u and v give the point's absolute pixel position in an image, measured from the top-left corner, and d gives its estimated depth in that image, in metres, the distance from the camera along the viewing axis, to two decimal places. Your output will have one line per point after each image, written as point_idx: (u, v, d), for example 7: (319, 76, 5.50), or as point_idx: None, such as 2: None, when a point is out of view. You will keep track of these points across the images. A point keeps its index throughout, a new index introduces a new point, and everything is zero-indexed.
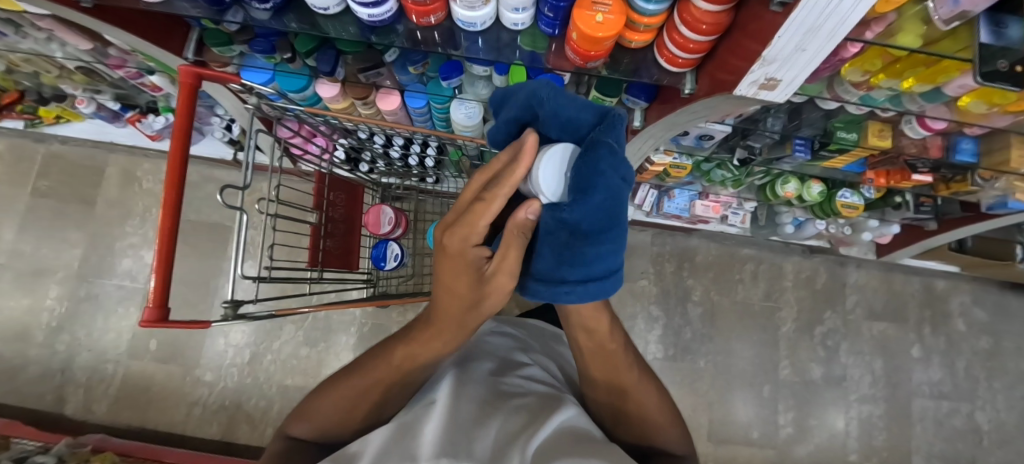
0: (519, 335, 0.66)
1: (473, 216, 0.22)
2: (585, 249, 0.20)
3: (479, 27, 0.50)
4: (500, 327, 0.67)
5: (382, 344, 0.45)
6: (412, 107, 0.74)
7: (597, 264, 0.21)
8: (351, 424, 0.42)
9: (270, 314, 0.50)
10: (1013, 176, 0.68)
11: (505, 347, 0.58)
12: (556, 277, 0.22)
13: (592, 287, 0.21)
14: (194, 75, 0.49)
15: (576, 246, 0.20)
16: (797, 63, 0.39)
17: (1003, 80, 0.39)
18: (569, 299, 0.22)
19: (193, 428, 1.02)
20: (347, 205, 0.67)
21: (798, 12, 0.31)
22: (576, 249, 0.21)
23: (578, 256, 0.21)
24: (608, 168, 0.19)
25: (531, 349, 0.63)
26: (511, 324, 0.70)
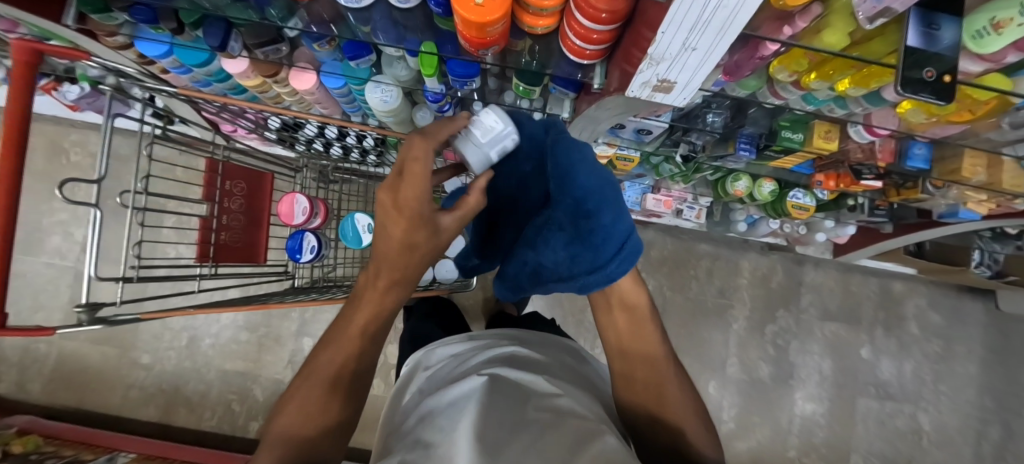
0: (533, 343, 0.52)
1: (416, 173, 0.26)
2: (601, 220, 0.27)
3: (363, 3, 0.43)
4: (510, 337, 0.53)
5: (325, 348, 0.36)
6: (331, 88, 0.67)
7: (617, 228, 0.28)
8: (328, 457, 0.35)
9: (138, 317, 0.47)
10: (964, 186, 0.65)
11: (527, 359, 0.44)
12: (592, 261, 0.28)
13: (630, 245, 0.28)
14: (31, 51, 0.42)
15: (592, 225, 0.27)
16: (689, 65, 0.34)
17: (925, 91, 0.33)
18: (620, 268, 0.29)
19: (131, 408, 1.03)
20: (247, 196, 0.62)
21: (679, 1, 0.26)
22: (595, 224, 0.27)
23: (600, 228, 0.27)
24: (576, 156, 0.29)
25: (549, 355, 0.49)
26: (529, 335, 0.55)
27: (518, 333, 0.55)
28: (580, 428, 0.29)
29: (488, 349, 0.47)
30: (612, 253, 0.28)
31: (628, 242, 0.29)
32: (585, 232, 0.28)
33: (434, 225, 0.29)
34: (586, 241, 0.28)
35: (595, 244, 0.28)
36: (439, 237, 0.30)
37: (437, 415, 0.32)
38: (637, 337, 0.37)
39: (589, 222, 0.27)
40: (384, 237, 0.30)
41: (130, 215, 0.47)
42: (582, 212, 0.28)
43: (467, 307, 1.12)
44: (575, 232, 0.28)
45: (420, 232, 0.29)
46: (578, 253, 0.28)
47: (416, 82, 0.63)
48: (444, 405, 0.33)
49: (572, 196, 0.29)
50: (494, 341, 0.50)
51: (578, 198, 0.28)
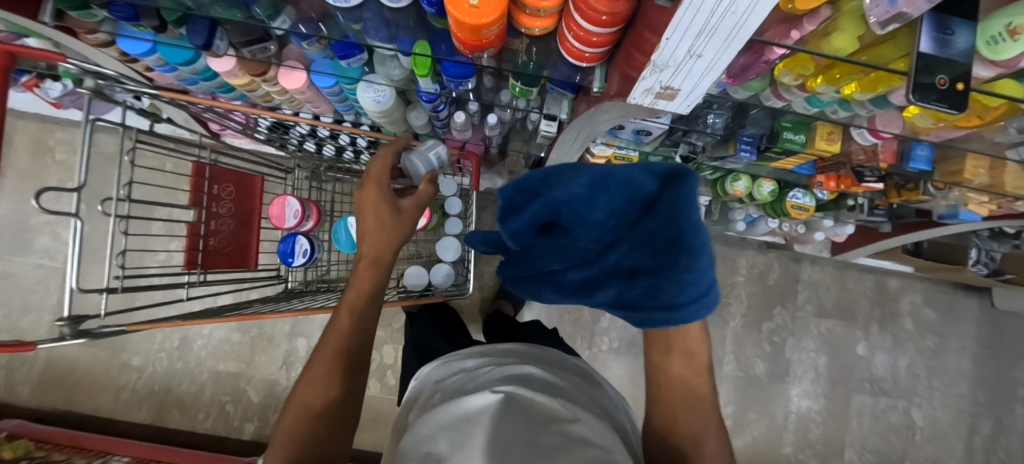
0: (551, 361, 0.48)
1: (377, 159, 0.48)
2: (698, 262, 0.23)
3: (351, 2, 0.41)
4: (518, 351, 0.49)
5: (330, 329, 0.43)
6: (322, 87, 0.65)
7: (707, 274, 0.24)
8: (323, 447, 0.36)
9: (123, 329, 0.46)
10: (966, 188, 0.64)
11: (539, 380, 0.40)
12: (672, 307, 0.25)
13: (712, 296, 0.25)
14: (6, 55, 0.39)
15: (688, 262, 0.23)
16: (693, 73, 0.33)
17: (937, 101, 0.32)
18: (699, 315, 0.25)
19: (123, 410, 1.03)
20: (237, 200, 0.60)
21: (686, 6, 0.25)
22: (691, 264, 0.23)
23: (694, 271, 0.23)
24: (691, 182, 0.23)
25: (565, 376, 0.44)
26: (541, 353, 0.50)
27: (533, 349, 0.51)
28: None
29: (501, 365, 0.43)
30: (696, 301, 0.24)
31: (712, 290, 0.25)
32: (676, 268, 0.23)
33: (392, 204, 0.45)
34: (672, 288, 0.24)
35: (679, 293, 0.24)
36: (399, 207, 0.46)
37: (446, 435, 0.30)
38: (691, 376, 0.36)
39: (684, 268, 0.23)
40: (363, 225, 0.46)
41: (113, 223, 0.46)
42: (680, 250, 0.23)
43: (464, 307, 1.12)
44: (661, 271, 0.24)
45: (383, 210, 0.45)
46: (658, 283, 0.25)
47: (409, 82, 0.61)
48: (454, 422, 0.31)
49: (669, 232, 0.24)
50: (504, 356, 0.46)
51: (678, 230, 0.23)
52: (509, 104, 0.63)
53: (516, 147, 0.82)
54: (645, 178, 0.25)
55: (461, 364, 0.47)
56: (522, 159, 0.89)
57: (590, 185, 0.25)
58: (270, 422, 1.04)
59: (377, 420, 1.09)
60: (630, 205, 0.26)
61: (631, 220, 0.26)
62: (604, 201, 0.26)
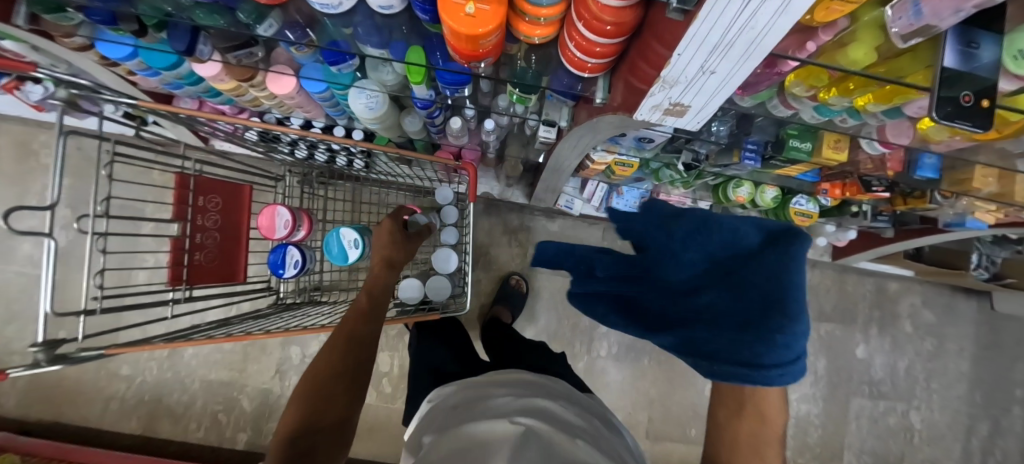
0: (571, 397, 0.45)
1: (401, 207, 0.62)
2: (796, 328, 0.28)
3: (339, 9, 0.39)
4: (533, 381, 0.46)
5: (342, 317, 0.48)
6: (312, 92, 0.62)
7: (798, 345, 0.28)
8: (329, 415, 0.40)
9: (102, 352, 0.45)
10: (973, 196, 0.63)
11: (552, 414, 0.38)
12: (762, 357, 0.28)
13: (797, 367, 0.28)
14: None
15: (785, 323, 0.28)
16: (704, 89, 0.31)
17: (963, 118, 0.30)
18: (781, 381, 0.28)
19: (112, 420, 1.01)
20: (224, 213, 0.58)
21: (701, 22, 0.24)
22: (790, 328, 0.28)
23: (789, 334, 0.28)
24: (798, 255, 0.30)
25: (581, 412, 0.42)
26: (558, 387, 0.47)
27: (545, 379, 0.48)
28: None
29: (518, 394, 0.41)
30: (786, 363, 0.28)
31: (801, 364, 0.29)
32: (772, 324, 0.28)
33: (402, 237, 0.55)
34: (764, 340, 0.28)
35: (772, 345, 0.28)
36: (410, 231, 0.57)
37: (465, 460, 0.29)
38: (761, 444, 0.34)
39: (784, 325, 0.28)
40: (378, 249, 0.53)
41: (89, 240, 0.43)
42: (781, 311, 0.29)
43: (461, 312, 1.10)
44: (755, 321, 0.29)
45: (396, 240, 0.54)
46: (749, 340, 0.29)
47: (402, 88, 0.59)
48: (478, 445, 0.31)
49: (771, 289, 0.30)
50: (518, 384, 0.45)
51: (788, 289, 0.29)
52: (506, 110, 0.60)
53: (514, 152, 0.80)
54: (753, 235, 0.32)
55: (476, 391, 0.44)
56: (520, 163, 0.86)
57: (701, 229, 0.34)
58: (264, 430, 1.02)
59: (372, 428, 1.07)
60: (731, 255, 0.33)
61: (730, 272, 0.32)
62: (708, 245, 0.33)
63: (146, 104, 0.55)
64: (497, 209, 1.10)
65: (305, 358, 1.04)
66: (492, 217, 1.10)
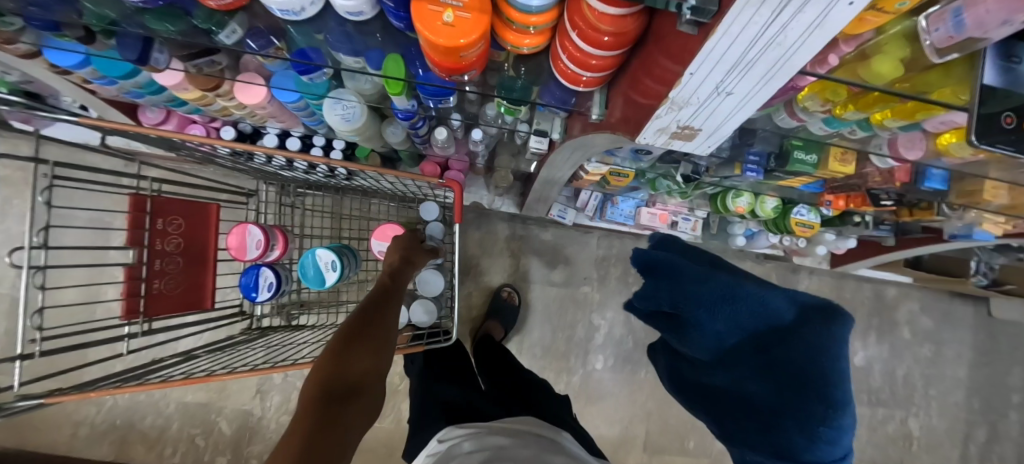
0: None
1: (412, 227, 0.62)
2: (842, 423, 0.38)
3: (303, 15, 0.35)
4: (539, 435, 0.43)
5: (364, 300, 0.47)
6: (285, 102, 0.57)
7: (844, 439, 0.39)
8: (358, 368, 0.38)
9: (42, 401, 0.39)
10: (982, 209, 0.61)
11: None
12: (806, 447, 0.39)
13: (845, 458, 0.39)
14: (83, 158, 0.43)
15: (825, 414, 0.38)
16: (717, 111, 0.28)
17: (1002, 142, 0.28)
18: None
19: (81, 448, 0.96)
20: (187, 236, 0.53)
21: (719, 39, 0.20)
22: (837, 424, 0.38)
23: (836, 428, 0.38)
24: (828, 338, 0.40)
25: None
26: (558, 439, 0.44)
27: (558, 433, 0.45)
28: None
29: (537, 451, 0.39)
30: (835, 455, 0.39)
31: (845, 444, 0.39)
32: (820, 419, 0.38)
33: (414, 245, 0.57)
34: (814, 433, 0.38)
35: (819, 435, 0.38)
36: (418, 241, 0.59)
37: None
38: None
39: (833, 420, 0.38)
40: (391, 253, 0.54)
41: (25, 276, 0.38)
42: (831, 408, 0.39)
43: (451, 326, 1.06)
44: (794, 399, 0.39)
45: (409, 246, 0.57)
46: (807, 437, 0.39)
47: (382, 97, 0.55)
48: None
49: (809, 372, 0.39)
50: (537, 440, 0.41)
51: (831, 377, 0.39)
52: (495, 119, 0.56)
53: (505, 163, 0.76)
54: (785, 311, 0.43)
55: (496, 438, 0.40)
56: (511, 173, 0.82)
57: (734, 304, 0.45)
58: (244, 454, 0.97)
59: (359, 449, 1.03)
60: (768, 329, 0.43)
61: (765, 344, 0.43)
62: (740, 323, 0.44)
63: (89, 121, 0.49)
64: (488, 218, 1.06)
65: (287, 377, 0.99)
66: (483, 227, 1.06)
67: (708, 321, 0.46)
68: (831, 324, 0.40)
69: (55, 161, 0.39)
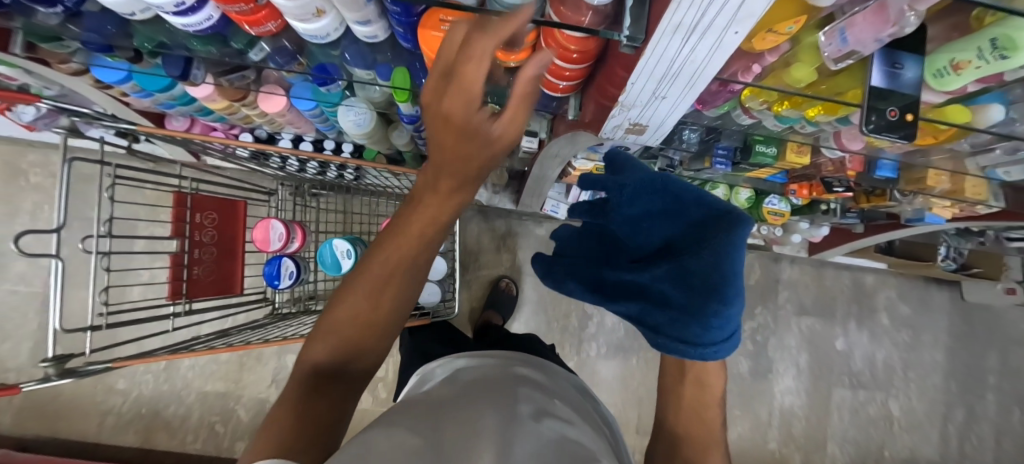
0: (556, 379, 0.44)
1: (464, 81, 0.20)
2: (730, 312, 0.32)
3: (328, 38, 0.42)
4: (508, 354, 0.47)
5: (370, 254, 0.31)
6: (302, 110, 0.64)
7: (730, 324, 0.33)
8: (370, 338, 0.31)
9: (108, 365, 0.46)
10: (928, 195, 0.68)
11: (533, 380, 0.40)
12: (709, 330, 0.33)
13: (728, 343, 0.35)
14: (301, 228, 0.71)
15: (721, 310, 0.31)
16: (660, 109, 0.37)
17: (891, 130, 0.35)
18: (715, 355, 0.35)
19: (108, 436, 1.02)
20: (219, 228, 0.60)
21: (647, 58, 0.28)
22: (725, 314, 0.32)
23: (724, 316, 0.32)
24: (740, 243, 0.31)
25: (559, 384, 0.43)
26: (527, 357, 0.48)
27: (533, 358, 0.49)
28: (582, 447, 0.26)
29: (507, 364, 0.42)
30: (720, 339, 0.34)
31: (734, 323, 0.33)
32: (709, 313, 0.32)
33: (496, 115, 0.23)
34: (704, 323, 0.32)
35: (710, 317, 0.32)
36: (467, 136, 0.23)
37: (471, 410, 0.26)
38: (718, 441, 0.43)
39: (719, 310, 0.32)
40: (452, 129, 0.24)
41: (95, 259, 0.45)
42: (718, 300, 0.31)
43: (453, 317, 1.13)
44: (694, 298, 0.32)
45: (469, 143, 0.24)
46: (696, 329, 0.33)
47: (389, 104, 0.62)
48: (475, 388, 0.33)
49: (712, 275, 0.31)
50: (499, 365, 0.42)
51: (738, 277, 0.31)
52: None
53: (500, 162, 0.83)
54: (699, 208, 0.35)
55: (460, 362, 0.43)
56: (506, 172, 0.89)
57: (652, 190, 0.36)
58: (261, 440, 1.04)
59: None
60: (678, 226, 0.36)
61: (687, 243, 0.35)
62: (652, 207, 0.36)
63: (142, 129, 0.60)
64: (486, 215, 1.13)
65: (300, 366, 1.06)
66: (482, 224, 1.13)
67: (624, 208, 0.37)
68: (734, 228, 0.31)
69: (117, 163, 0.47)
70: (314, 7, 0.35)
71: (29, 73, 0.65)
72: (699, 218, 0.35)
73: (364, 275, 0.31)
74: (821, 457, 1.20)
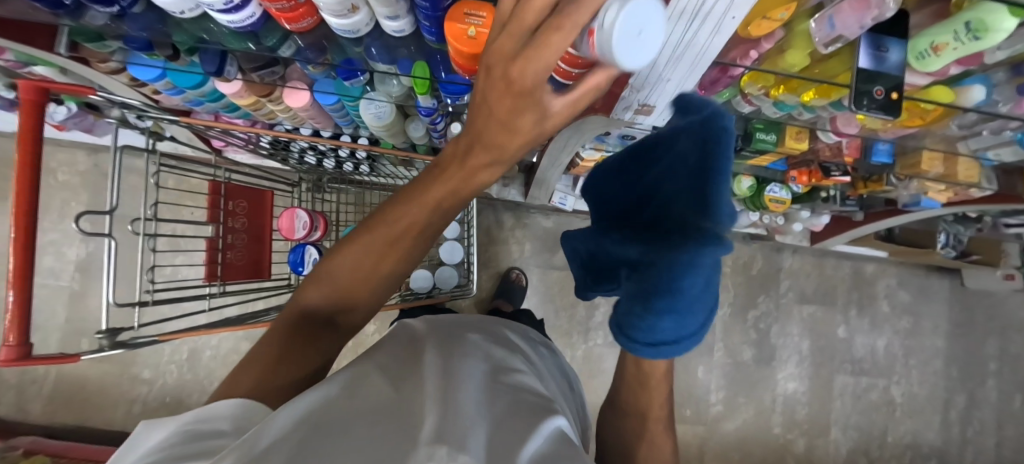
0: (526, 352, 0.47)
1: (542, 52, 0.17)
2: (658, 322, 0.30)
3: (358, 33, 0.45)
4: (488, 319, 0.51)
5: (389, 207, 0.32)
6: (324, 104, 0.68)
7: (660, 334, 0.31)
8: (364, 292, 0.34)
9: (155, 339, 0.50)
10: (923, 179, 0.71)
11: (509, 344, 0.45)
12: (650, 327, 0.31)
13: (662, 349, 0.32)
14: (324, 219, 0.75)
15: (651, 313, 0.31)
16: (665, 91, 0.40)
17: (877, 108, 0.38)
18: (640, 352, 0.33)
19: (133, 424, 1.06)
20: (250, 215, 0.64)
21: (656, 43, 0.32)
22: (654, 319, 0.30)
23: (651, 322, 0.31)
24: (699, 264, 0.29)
25: (534, 357, 0.48)
26: (508, 327, 0.53)
27: (509, 323, 0.54)
28: (532, 406, 0.30)
29: (488, 331, 0.45)
30: (656, 341, 0.32)
31: (673, 331, 0.31)
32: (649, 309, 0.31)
33: (543, 110, 0.21)
34: (639, 316, 0.32)
35: (648, 308, 0.31)
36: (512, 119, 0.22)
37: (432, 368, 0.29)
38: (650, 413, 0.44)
39: (650, 309, 0.31)
40: (486, 115, 0.22)
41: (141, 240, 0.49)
42: (654, 300, 0.30)
43: (463, 307, 1.16)
44: (645, 282, 0.32)
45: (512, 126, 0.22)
46: (632, 316, 0.33)
47: (407, 97, 0.66)
48: (446, 343, 0.36)
49: (664, 269, 0.30)
50: (463, 325, 0.43)
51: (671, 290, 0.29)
52: None
53: None
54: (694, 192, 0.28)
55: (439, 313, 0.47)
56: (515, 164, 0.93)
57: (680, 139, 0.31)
58: None
59: None
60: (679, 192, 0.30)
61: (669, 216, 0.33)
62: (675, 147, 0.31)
63: (185, 121, 0.66)
64: (495, 208, 1.17)
65: None
66: (490, 217, 1.17)
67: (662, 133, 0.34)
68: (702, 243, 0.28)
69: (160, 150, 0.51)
70: (350, 3, 0.39)
71: (66, 74, 0.72)
72: (684, 199, 0.29)
73: (377, 229, 0.32)
74: (824, 442, 1.22)
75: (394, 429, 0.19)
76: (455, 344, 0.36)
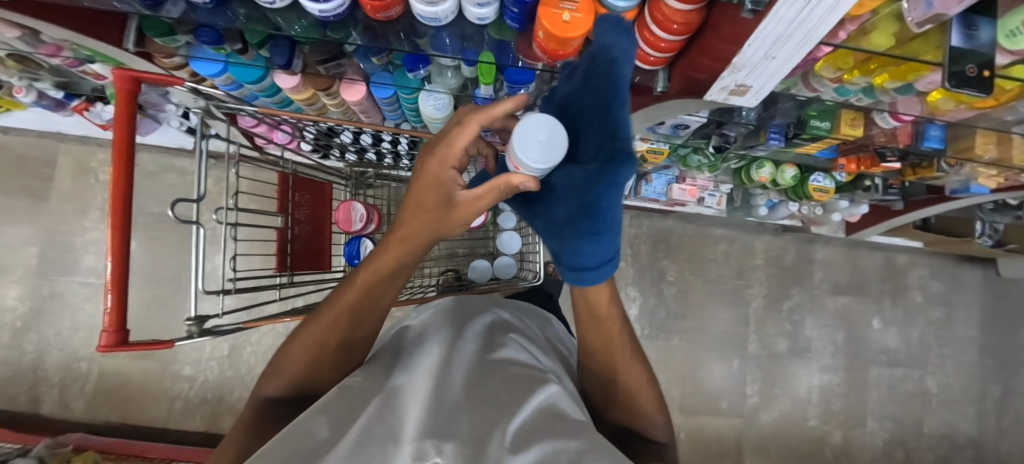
0: (519, 328, 0.48)
1: (450, 139, 0.29)
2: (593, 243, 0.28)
3: (443, 21, 0.46)
4: (477, 300, 0.54)
5: (334, 292, 0.40)
6: (380, 98, 0.69)
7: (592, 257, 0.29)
8: (322, 367, 0.38)
9: (238, 326, 0.50)
10: (976, 164, 0.71)
11: (501, 323, 0.47)
12: (572, 251, 0.29)
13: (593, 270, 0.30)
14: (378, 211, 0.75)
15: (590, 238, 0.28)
16: (764, 70, 0.41)
17: (971, 85, 0.38)
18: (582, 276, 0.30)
19: (176, 421, 1.07)
20: (312, 207, 0.66)
21: (768, 22, 0.32)
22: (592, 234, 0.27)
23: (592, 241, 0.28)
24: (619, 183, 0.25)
25: (526, 329, 0.51)
26: (501, 304, 0.55)
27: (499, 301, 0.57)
28: (527, 376, 0.31)
29: (477, 311, 0.48)
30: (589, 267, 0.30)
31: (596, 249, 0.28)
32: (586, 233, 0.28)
33: (450, 193, 0.30)
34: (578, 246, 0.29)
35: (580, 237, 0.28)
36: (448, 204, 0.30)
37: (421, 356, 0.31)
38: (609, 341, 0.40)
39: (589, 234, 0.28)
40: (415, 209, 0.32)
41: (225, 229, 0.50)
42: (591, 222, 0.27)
43: None
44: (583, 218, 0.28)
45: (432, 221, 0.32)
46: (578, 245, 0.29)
47: (464, 88, 0.67)
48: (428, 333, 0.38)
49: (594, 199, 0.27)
50: (452, 310, 0.46)
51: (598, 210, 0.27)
52: None
53: None
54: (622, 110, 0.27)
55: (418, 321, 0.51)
56: None
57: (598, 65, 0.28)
58: None
59: None
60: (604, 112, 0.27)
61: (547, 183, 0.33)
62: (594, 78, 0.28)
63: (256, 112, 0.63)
64: None
65: None
66: None
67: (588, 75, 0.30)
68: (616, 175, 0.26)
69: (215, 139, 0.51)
70: None
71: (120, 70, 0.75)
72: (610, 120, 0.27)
73: (332, 301, 0.38)
74: (861, 434, 1.22)
75: (383, 424, 0.20)
76: (439, 331, 0.38)
